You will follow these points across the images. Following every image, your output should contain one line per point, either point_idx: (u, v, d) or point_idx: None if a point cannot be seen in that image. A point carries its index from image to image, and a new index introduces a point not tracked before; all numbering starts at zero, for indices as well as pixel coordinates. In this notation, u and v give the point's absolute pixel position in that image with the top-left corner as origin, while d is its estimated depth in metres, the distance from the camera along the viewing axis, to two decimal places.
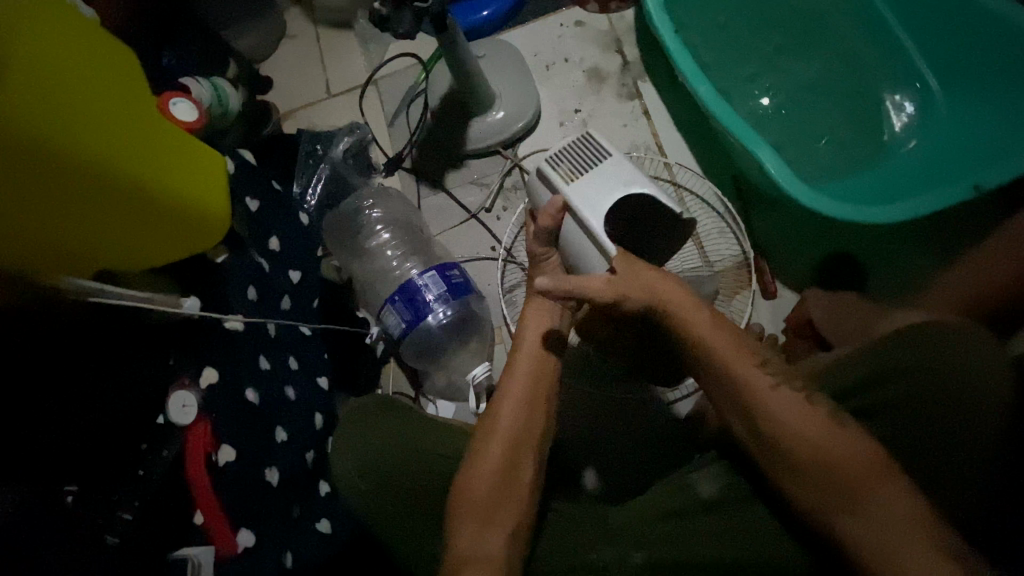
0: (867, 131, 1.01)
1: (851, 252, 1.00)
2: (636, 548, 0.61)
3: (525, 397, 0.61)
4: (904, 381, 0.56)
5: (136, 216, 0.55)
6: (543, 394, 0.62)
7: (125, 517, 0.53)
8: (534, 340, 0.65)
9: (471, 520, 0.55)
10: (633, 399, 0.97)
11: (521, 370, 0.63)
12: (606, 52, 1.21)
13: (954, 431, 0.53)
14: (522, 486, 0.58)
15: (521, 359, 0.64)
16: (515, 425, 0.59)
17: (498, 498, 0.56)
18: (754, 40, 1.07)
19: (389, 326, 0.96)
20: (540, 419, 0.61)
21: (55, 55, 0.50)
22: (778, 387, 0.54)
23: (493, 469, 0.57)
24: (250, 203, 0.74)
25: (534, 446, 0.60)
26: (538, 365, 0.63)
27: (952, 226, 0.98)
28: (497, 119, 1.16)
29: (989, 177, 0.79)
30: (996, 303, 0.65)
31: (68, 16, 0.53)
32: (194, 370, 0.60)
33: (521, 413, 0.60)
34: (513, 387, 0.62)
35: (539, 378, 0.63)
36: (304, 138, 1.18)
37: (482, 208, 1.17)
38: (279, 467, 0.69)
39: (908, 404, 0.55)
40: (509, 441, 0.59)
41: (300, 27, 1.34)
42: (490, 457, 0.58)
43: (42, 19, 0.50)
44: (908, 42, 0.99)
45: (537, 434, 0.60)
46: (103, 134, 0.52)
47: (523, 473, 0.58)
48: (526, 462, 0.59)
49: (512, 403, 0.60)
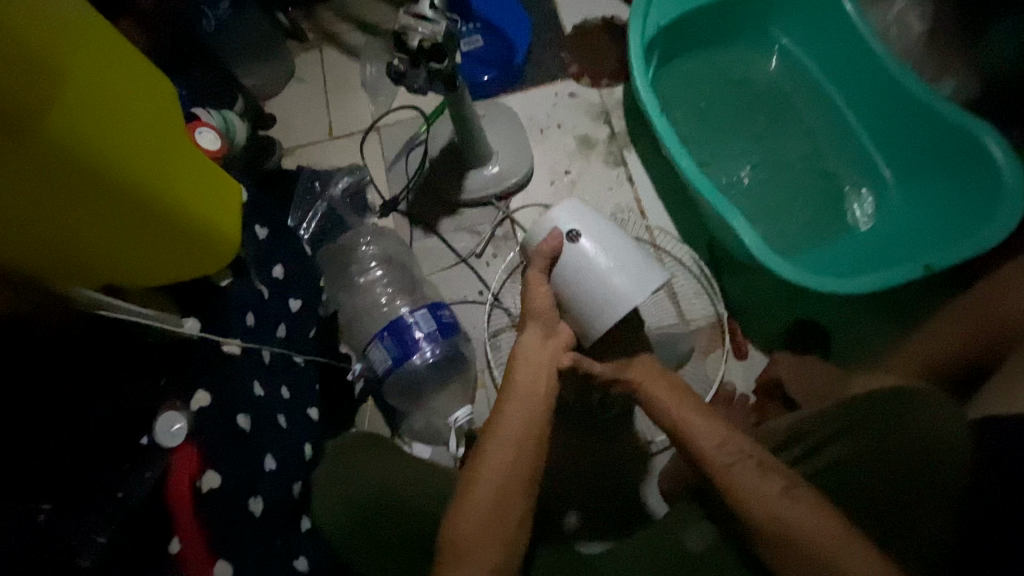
0: (831, 210, 1.11)
1: (817, 320, 1.07)
2: None
3: (511, 437, 0.61)
4: (869, 441, 0.62)
5: (155, 236, 0.56)
6: (531, 434, 0.62)
7: (98, 540, 0.49)
8: (528, 380, 0.65)
9: (458, 564, 0.55)
10: (622, 451, 0.98)
11: (513, 410, 0.63)
12: (596, 122, 1.31)
13: (923, 489, 0.57)
14: (509, 525, 0.58)
15: (512, 398, 0.64)
16: (507, 465, 0.60)
17: (488, 537, 0.57)
18: (734, 123, 1.19)
19: (374, 362, 0.97)
20: (528, 460, 0.61)
21: (111, 82, 0.53)
22: (735, 465, 0.60)
23: (481, 505, 0.58)
24: (259, 231, 0.78)
25: (523, 487, 0.60)
26: (532, 405, 0.64)
27: (908, 300, 1.06)
28: (491, 173, 1.23)
29: (939, 258, 0.87)
30: (952, 369, 0.72)
31: (127, 48, 0.57)
32: (187, 392, 0.59)
33: (510, 454, 0.61)
34: (505, 425, 0.62)
35: (530, 418, 0.63)
36: (304, 175, 1.22)
37: (472, 253, 1.21)
38: (264, 498, 0.67)
39: (880, 458, 0.60)
40: (499, 479, 0.59)
41: (308, 71, 1.41)
42: (479, 496, 0.58)
43: (107, 50, 0.54)
44: (866, 140, 1.14)
45: (526, 473, 0.61)
46: (142, 157, 0.54)
47: (510, 517, 0.59)
48: (514, 505, 0.59)
49: (499, 443, 0.61)
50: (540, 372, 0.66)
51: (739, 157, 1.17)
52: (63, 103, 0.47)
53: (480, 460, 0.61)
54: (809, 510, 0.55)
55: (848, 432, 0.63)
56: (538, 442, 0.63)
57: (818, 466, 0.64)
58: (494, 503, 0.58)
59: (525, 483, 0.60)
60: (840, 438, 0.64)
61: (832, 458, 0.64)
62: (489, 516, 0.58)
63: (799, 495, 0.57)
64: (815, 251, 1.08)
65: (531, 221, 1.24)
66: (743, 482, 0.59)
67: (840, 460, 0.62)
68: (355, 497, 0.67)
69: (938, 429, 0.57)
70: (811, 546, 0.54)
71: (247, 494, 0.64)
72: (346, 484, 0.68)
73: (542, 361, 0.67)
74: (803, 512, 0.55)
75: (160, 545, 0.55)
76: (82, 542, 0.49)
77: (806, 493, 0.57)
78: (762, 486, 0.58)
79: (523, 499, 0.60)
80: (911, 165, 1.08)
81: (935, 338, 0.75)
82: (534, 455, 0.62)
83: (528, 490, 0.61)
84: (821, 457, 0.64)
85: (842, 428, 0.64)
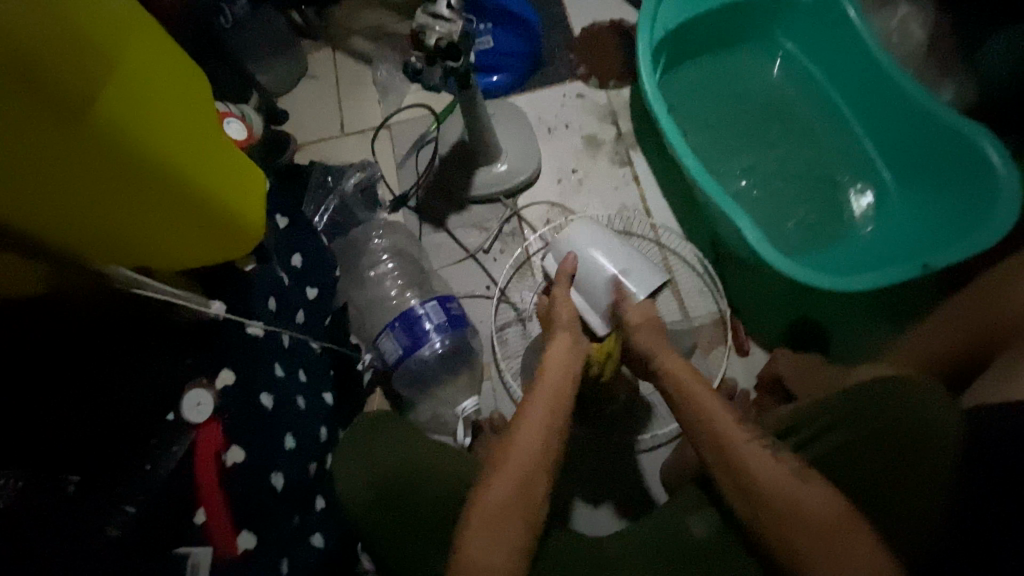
0: (832, 212, 1.14)
1: (817, 319, 1.10)
2: None
3: (544, 424, 0.63)
4: (871, 427, 0.64)
5: (187, 220, 0.59)
6: (559, 422, 0.64)
7: (127, 510, 0.52)
8: (556, 372, 0.69)
9: (483, 533, 0.57)
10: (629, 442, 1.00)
11: (540, 397, 0.66)
12: (603, 123, 1.34)
13: (924, 471, 0.59)
14: (534, 505, 0.59)
15: (540, 386, 0.67)
16: (539, 446, 0.62)
17: (511, 512, 0.58)
18: (738, 125, 1.22)
19: (385, 352, 0.99)
20: (557, 442, 0.63)
21: (148, 71, 0.55)
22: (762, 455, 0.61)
23: (506, 482, 0.59)
24: (279, 220, 0.81)
25: (547, 468, 0.61)
26: (556, 393, 0.66)
27: (906, 299, 1.09)
28: (499, 172, 1.26)
29: (936, 258, 0.90)
30: (948, 363, 0.75)
31: (162, 39, 0.59)
32: (212, 370, 0.63)
33: (540, 437, 0.63)
34: (533, 412, 0.64)
35: (558, 406, 0.66)
36: (316, 169, 1.24)
37: (480, 249, 1.24)
38: (284, 474, 0.69)
39: (879, 437, 0.63)
40: (527, 458, 0.61)
41: (321, 68, 1.43)
42: (506, 473, 0.60)
43: (144, 40, 0.56)
44: (868, 145, 1.16)
45: (554, 455, 0.62)
46: (178, 144, 0.56)
47: (534, 495, 0.60)
48: (539, 485, 0.60)
49: (530, 427, 0.63)
50: (564, 366, 0.70)
51: (742, 158, 1.19)
52: (107, 91, 0.49)
53: (512, 440, 0.62)
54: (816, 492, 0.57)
55: (847, 418, 0.67)
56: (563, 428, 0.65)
57: (815, 453, 0.67)
58: (519, 483, 0.59)
59: (550, 465, 0.62)
60: (837, 425, 0.68)
61: (837, 441, 0.66)
62: (516, 493, 0.59)
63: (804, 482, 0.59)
64: (817, 251, 1.10)
65: (538, 218, 1.27)
66: (754, 464, 0.60)
67: (843, 445, 0.66)
68: (377, 472, 0.69)
69: (937, 420, 0.59)
70: (810, 524, 0.55)
71: (269, 470, 0.66)
72: (367, 461, 0.71)
73: (564, 361, 0.71)
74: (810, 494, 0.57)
75: (185, 516, 0.57)
76: (113, 511, 0.52)
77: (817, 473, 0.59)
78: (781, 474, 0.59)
79: (546, 479, 0.61)
80: (912, 169, 1.10)
81: (931, 336, 0.78)
82: (559, 440, 0.64)
83: (552, 473, 0.62)
84: (821, 443, 0.67)
85: (840, 415, 0.68)
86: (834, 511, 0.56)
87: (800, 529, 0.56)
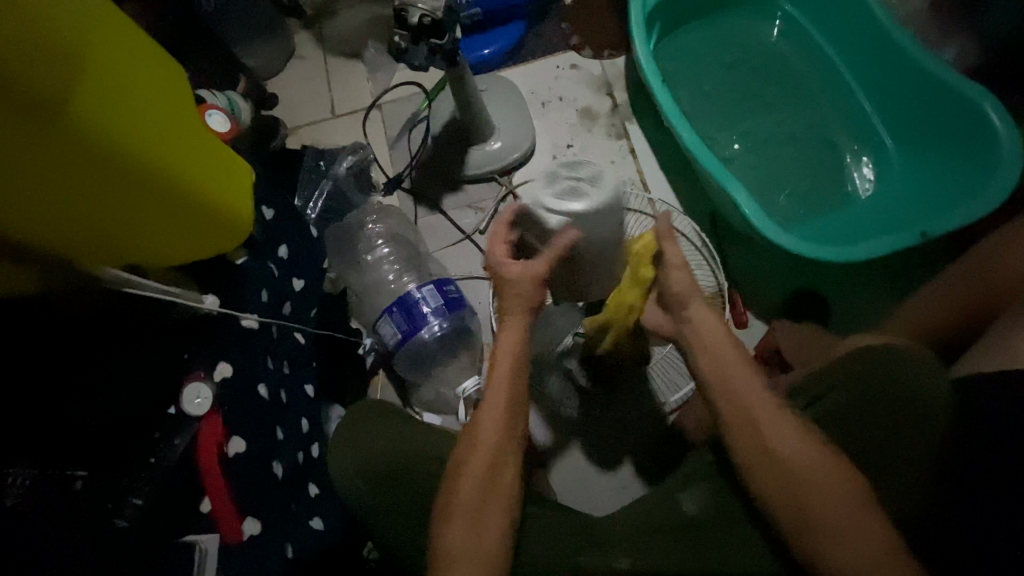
0: (831, 180, 1.12)
1: (816, 288, 1.09)
2: (624, 555, 0.65)
3: (502, 404, 0.63)
4: (848, 397, 0.64)
5: (175, 217, 0.59)
6: (520, 402, 0.64)
7: (135, 502, 0.55)
8: (512, 344, 0.66)
9: (460, 524, 0.58)
10: (629, 417, 1.02)
11: (501, 376, 0.64)
12: (598, 94, 1.31)
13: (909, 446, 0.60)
14: (504, 489, 0.61)
15: (500, 361, 0.65)
16: (500, 428, 0.62)
17: (485, 497, 0.59)
18: (736, 92, 1.19)
19: (384, 336, 1.00)
20: (518, 425, 0.64)
21: (122, 67, 0.54)
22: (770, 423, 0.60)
23: (477, 469, 0.60)
24: (266, 211, 0.81)
25: (514, 452, 0.63)
26: (515, 370, 0.65)
27: (905, 267, 1.08)
28: (493, 150, 1.24)
29: (935, 227, 0.88)
30: (949, 332, 0.74)
31: (133, 32, 0.58)
32: (209, 363, 0.64)
33: (501, 417, 0.62)
34: (494, 393, 0.63)
35: (516, 384, 0.64)
36: (308, 154, 1.23)
37: (477, 230, 1.23)
38: (283, 463, 0.72)
39: (860, 403, 0.63)
40: (494, 443, 0.61)
41: (308, 48, 1.40)
42: (475, 459, 0.60)
43: (116, 36, 0.55)
44: (869, 108, 1.13)
45: (517, 439, 0.63)
46: (161, 142, 0.56)
47: (504, 478, 0.61)
48: (508, 467, 0.62)
49: (493, 409, 0.62)
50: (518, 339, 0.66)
51: (740, 127, 1.17)
52: (83, 92, 0.49)
53: (476, 425, 0.62)
54: (828, 459, 0.57)
55: (842, 382, 0.66)
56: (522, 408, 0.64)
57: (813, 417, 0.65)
58: (487, 468, 0.60)
59: (513, 445, 0.63)
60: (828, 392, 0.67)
61: (828, 409, 0.65)
62: (486, 478, 0.60)
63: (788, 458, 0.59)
64: (816, 221, 1.09)
65: None
66: (766, 433, 0.59)
67: (840, 410, 0.64)
68: (370, 460, 0.71)
69: (923, 389, 0.60)
70: (789, 491, 0.57)
71: (271, 458, 0.69)
72: (362, 448, 0.72)
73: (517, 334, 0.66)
74: (809, 459, 0.57)
75: (192, 505, 0.61)
76: (121, 503, 0.54)
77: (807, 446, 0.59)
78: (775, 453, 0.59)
79: (514, 461, 0.63)
80: (913, 134, 1.08)
81: (928, 303, 0.77)
82: (520, 420, 0.64)
83: (517, 456, 0.63)
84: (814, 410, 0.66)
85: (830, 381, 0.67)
86: (835, 477, 0.56)
87: (806, 502, 0.56)
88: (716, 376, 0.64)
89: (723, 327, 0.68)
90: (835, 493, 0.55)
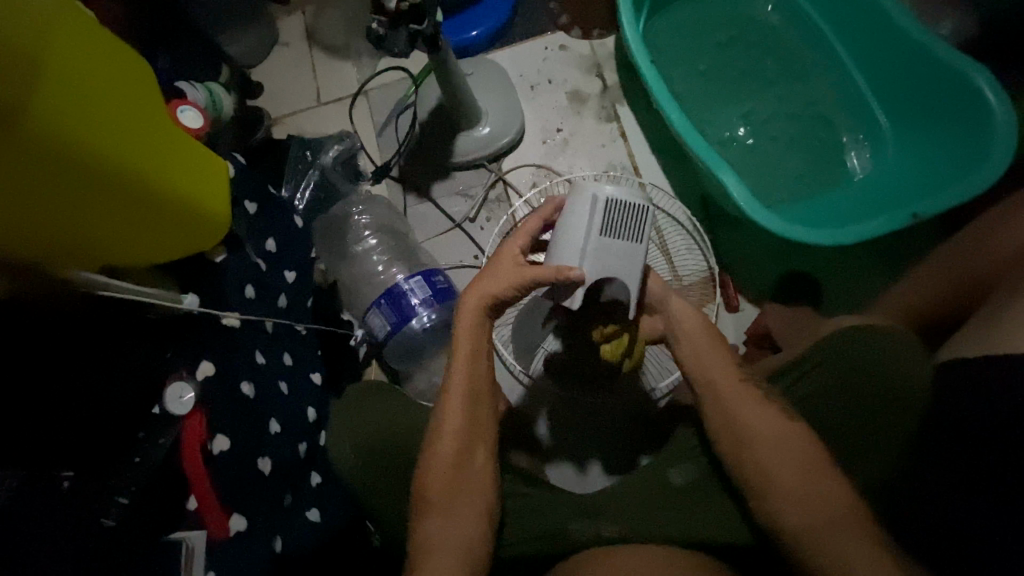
0: (824, 160, 1.10)
1: (806, 269, 1.08)
2: (611, 522, 0.65)
3: (463, 400, 0.62)
4: (824, 380, 0.68)
5: (149, 218, 0.59)
6: (479, 395, 0.63)
7: (120, 501, 0.56)
8: (467, 337, 0.64)
9: (436, 512, 0.58)
10: (622, 402, 1.02)
11: (460, 368, 0.63)
12: (587, 75, 1.28)
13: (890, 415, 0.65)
14: (478, 473, 0.61)
15: (458, 355, 0.64)
16: (462, 420, 0.62)
17: (456, 485, 0.60)
18: (727, 71, 1.16)
19: (374, 328, 1.00)
20: (484, 413, 0.64)
21: (85, 67, 0.53)
22: (757, 405, 0.61)
23: (446, 455, 0.60)
24: (249, 206, 0.81)
25: (484, 440, 0.63)
26: (475, 360, 0.64)
27: (897, 247, 1.07)
28: (482, 135, 1.22)
29: (926, 207, 0.87)
30: (937, 315, 0.73)
31: (96, 28, 0.56)
32: (191, 362, 0.64)
33: (464, 408, 0.62)
34: (455, 384, 0.63)
35: (476, 374, 0.64)
36: (294, 144, 1.21)
37: (467, 218, 1.22)
38: (272, 458, 0.73)
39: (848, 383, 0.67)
40: (458, 431, 0.61)
41: (292, 34, 1.37)
42: (441, 447, 0.61)
43: (79, 35, 0.54)
44: (864, 86, 1.11)
45: (485, 428, 0.64)
46: (127, 143, 0.55)
47: (474, 464, 0.61)
48: (478, 454, 0.62)
49: (457, 398, 0.62)
50: (476, 335, 0.65)
51: (732, 107, 1.14)
52: (45, 95, 0.48)
53: (441, 418, 0.62)
54: (801, 438, 0.59)
55: (823, 363, 0.69)
56: (484, 399, 0.64)
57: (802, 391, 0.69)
58: (457, 454, 0.61)
59: (483, 431, 0.63)
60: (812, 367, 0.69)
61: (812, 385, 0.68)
62: (457, 465, 0.60)
63: (771, 443, 0.59)
64: (808, 202, 1.08)
65: (524, 182, 1.24)
66: (739, 414, 0.61)
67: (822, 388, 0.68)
68: (365, 439, 0.70)
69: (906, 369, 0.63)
70: (763, 474, 0.58)
71: (257, 455, 0.70)
72: (356, 430, 0.71)
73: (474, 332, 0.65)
74: (785, 445, 0.58)
75: (180, 502, 0.62)
76: (106, 502, 0.55)
77: (790, 432, 0.59)
78: (754, 439, 0.59)
79: (486, 447, 0.63)
80: (908, 112, 1.06)
81: (921, 285, 0.76)
82: (486, 408, 0.64)
83: (486, 444, 0.63)
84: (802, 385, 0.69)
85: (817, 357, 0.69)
86: (801, 448, 0.58)
87: (767, 476, 0.57)
88: (691, 360, 0.66)
89: (701, 318, 0.69)
90: (800, 461, 0.57)
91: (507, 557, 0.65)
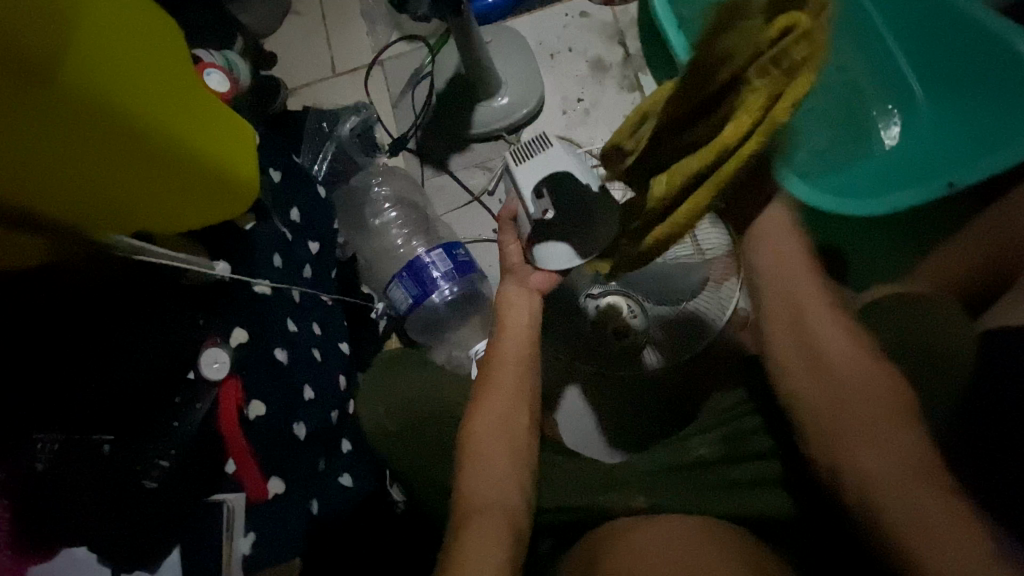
0: (853, 130, 1.07)
1: (834, 244, 1.06)
2: (641, 493, 0.64)
3: (513, 361, 0.66)
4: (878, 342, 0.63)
5: (183, 183, 0.58)
6: (528, 358, 0.67)
7: (161, 464, 0.56)
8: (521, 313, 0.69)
9: (477, 471, 0.59)
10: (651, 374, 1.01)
11: (508, 334, 0.68)
12: (609, 44, 1.25)
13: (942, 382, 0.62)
14: (520, 432, 0.62)
15: (507, 325, 0.68)
16: (512, 380, 0.65)
17: (495, 445, 0.60)
18: None
19: (396, 301, 1.00)
20: (530, 373, 0.66)
21: (119, 26, 0.52)
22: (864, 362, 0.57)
23: (492, 416, 0.62)
24: (273, 174, 0.80)
25: (528, 399, 0.65)
26: (521, 329, 0.68)
27: (929, 220, 1.05)
28: (501, 105, 1.19)
29: (966, 175, 0.84)
30: (978, 282, 0.72)
31: None
32: (224, 329, 0.64)
33: (512, 368, 0.66)
34: (505, 347, 0.67)
35: (521, 341, 0.67)
36: (311, 116, 1.20)
37: (485, 191, 1.20)
38: (306, 424, 0.74)
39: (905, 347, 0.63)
40: (508, 392, 0.64)
41: (306, 3, 1.34)
42: (489, 407, 0.63)
43: None
44: (897, 52, 1.06)
45: (529, 387, 0.65)
46: (162, 106, 0.55)
47: (519, 423, 0.63)
48: (521, 414, 0.63)
49: (506, 360, 0.66)
50: (523, 304, 0.69)
51: None
52: (82, 54, 0.47)
53: (487, 379, 0.65)
54: None
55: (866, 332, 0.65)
56: (531, 362, 0.67)
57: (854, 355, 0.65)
58: (501, 416, 0.62)
59: (529, 391, 0.65)
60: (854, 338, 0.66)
61: None
62: (501, 425, 0.62)
63: None
64: (836, 174, 1.05)
65: None
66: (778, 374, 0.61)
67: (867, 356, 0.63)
68: (396, 405, 0.72)
69: (956, 339, 0.62)
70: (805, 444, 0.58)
71: (292, 420, 0.71)
72: (388, 399, 0.72)
73: (523, 308, 0.69)
74: None
75: (218, 467, 0.63)
76: (147, 464, 0.56)
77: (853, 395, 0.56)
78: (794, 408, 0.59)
79: (528, 409, 0.64)
80: (944, 79, 1.02)
81: (961, 254, 0.74)
82: (530, 371, 0.66)
83: (532, 406, 0.65)
84: None
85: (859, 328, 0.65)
86: None
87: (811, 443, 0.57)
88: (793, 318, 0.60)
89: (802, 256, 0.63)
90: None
91: (546, 520, 0.65)
